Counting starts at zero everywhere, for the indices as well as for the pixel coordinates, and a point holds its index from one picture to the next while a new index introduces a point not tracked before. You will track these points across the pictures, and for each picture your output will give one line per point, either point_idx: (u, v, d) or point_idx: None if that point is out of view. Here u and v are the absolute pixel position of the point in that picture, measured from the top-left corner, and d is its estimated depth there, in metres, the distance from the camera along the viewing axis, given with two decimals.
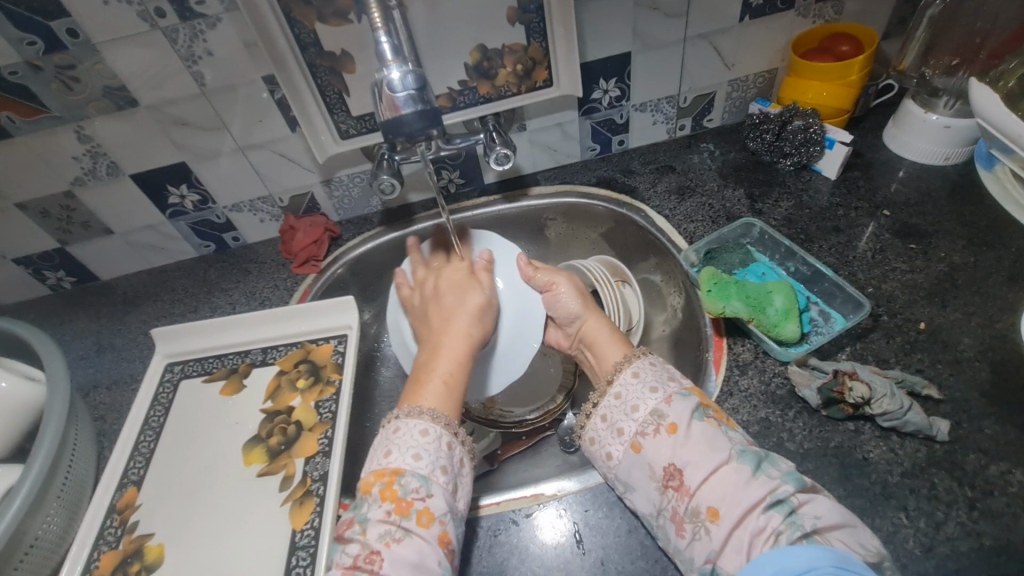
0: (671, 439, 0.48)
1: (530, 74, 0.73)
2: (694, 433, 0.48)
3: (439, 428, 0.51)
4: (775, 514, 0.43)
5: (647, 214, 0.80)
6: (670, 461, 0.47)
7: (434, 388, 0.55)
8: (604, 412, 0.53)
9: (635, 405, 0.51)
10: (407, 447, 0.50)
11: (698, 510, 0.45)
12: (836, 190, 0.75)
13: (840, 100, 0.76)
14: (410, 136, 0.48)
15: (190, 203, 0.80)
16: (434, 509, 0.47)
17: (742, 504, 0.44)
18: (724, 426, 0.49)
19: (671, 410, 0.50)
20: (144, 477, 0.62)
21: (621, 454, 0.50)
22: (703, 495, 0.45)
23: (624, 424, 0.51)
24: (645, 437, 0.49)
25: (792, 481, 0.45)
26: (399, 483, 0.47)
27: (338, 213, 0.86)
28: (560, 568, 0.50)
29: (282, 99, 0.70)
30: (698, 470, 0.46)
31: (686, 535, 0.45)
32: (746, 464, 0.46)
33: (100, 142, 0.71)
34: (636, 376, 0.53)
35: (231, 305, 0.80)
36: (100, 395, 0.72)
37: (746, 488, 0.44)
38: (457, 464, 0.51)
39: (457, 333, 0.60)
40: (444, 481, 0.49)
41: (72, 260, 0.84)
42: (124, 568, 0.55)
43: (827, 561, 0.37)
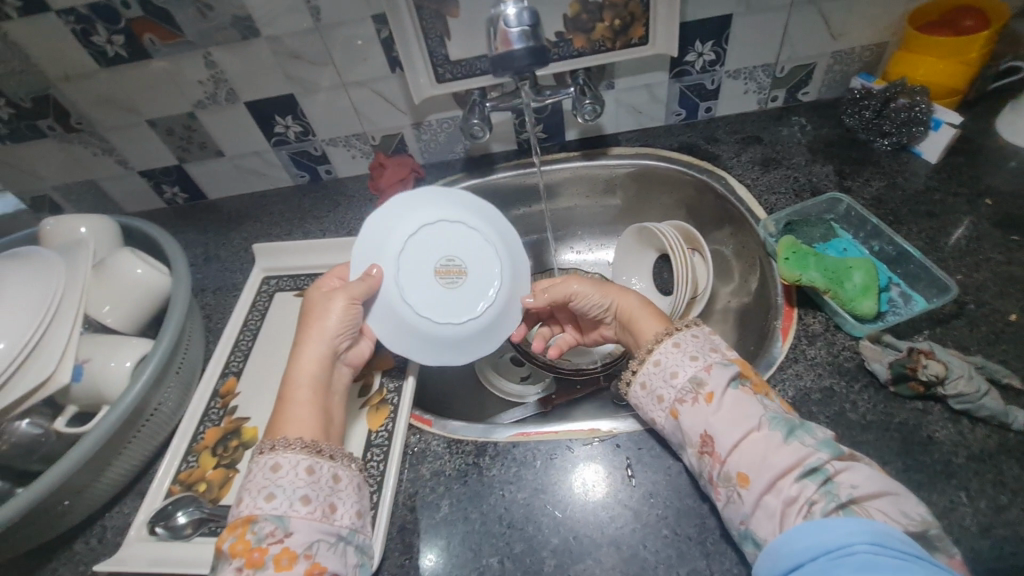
0: (708, 407, 0.49)
1: (627, 30, 0.73)
2: (733, 402, 0.48)
3: (298, 454, 0.49)
4: (808, 484, 0.43)
5: (728, 182, 0.79)
6: (702, 430, 0.49)
7: (299, 416, 0.53)
8: (644, 380, 0.54)
9: (674, 372, 0.52)
10: (259, 489, 0.47)
11: (729, 475, 0.46)
12: (935, 175, 0.72)
13: (956, 79, 0.72)
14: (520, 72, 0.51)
15: (293, 133, 0.87)
16: (295, 547, 0.45)
17: (773, 472, 0.44)
18: (760, 392, 0.49)
19: (710, 377, 0.50)
20: (242, 370, 0.70)
21: (663, 420, 0.52)
22: (734, 462, 0.46)
23: (663, 391, 0.52)
24: (683, 405, 0.51)
25: (827, 450, 0.45)
26: (252, 530, 0.45)
27: (424, 155, 0.91)
28: (611, 494, 0.53)
29: (387, 39, 0.74)
30: (731, 437, 0.47)
31: (721, 497, 0.47)
32: (780, 432, 0.46)
33: (224, 69, 0.78)
34: (676, 345, 0.53)
35: (322, 231, 0.87)
36: (207, 298, 0.81)
37: (777, 455, 0.45)
38: (326, 485, 0.49)
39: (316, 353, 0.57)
40: (308, 511, 0.47)
41: (187, 177, 0.93)
42: (225, 441, 0.63)
43: (862, 539, 0.38)
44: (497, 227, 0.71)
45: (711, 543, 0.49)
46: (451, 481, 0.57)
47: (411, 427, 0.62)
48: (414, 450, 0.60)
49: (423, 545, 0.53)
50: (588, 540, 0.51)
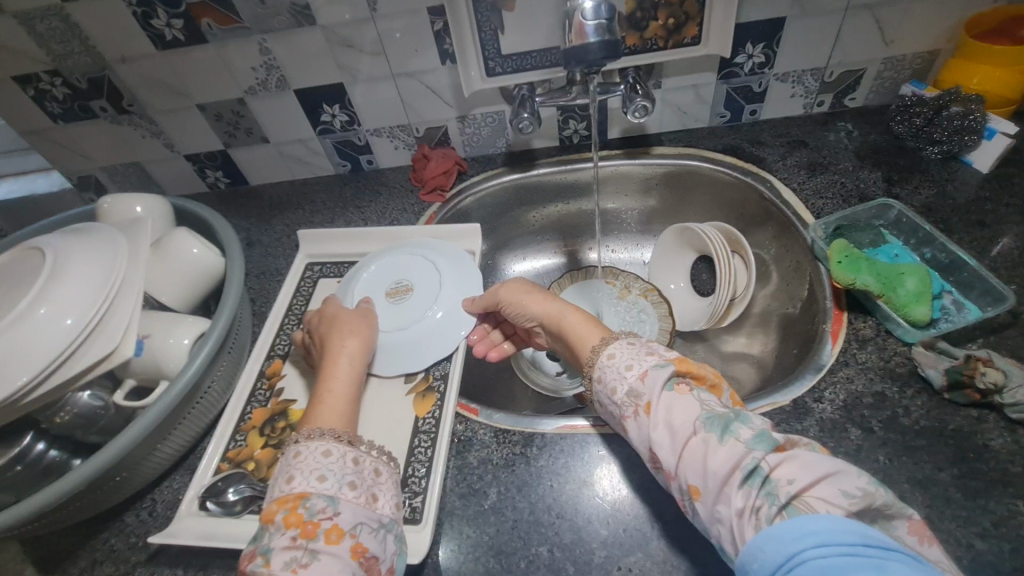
0: (648, 419, 0.45)
1: (679, 29, 0.74)
2: (671, 407, 0.45)
3: (342, 445, 0.48)
4: (749, 489, 0.39)
5: (774, 184, 0.79)
6: (649, 443, 0.45)
7: (332, 410, 0.52)
8: (598, 401, 0.51)
9: (614, 387, 0.49)
10: (310, 469, 0.46)
11: (683, 488, 0.42)
12: (986, 184, 0.72)
13: (1011, 88, 0.72)
14: (591, 65, 0.51)
15: (339, 123, 0.88)
16: (343, 524, 0.43)
17: (717, 478, 0.40)
18: (697, 389, 0.46)
19: (645, 386, 0.47)
20: (289, 353, 0.71)
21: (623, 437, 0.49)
22: (682, 475, 0.42)
23: (611, 410, 0.49)
24: (629, 420, 0.47)
25: (763, 444, 0.40)
26: (304, 505, 0.43)
27: (466, 149, 0.91)
28: (660, 490, 0.53)
29: (440, 31, 0.75)
30: (670, 449, 0.43)
31: (689, 514, 0.43)
32: (712, 433, 0.42)
33: (277, 56, 0.79)
34: (611, 357, 0.51)
35: (364, 220, 0.88)
36: (251, 281, 0.82)
37: (713, 458, 0.41)
38: (370, 476, 0.48)
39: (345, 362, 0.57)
40: (353, 495, 0.45)
41: (231, 163, 0.94)
42: (273, 422, 0.64)
43: (808, 544, 0.34)
44: (451, 258, 0.74)
45: None
46: (498, 469, 0.57)
47: (458, 415, 0.62)
48: (461, 437, 0.60)
49: (471, 531, 0.53)
50: (637, 534, 0.51)
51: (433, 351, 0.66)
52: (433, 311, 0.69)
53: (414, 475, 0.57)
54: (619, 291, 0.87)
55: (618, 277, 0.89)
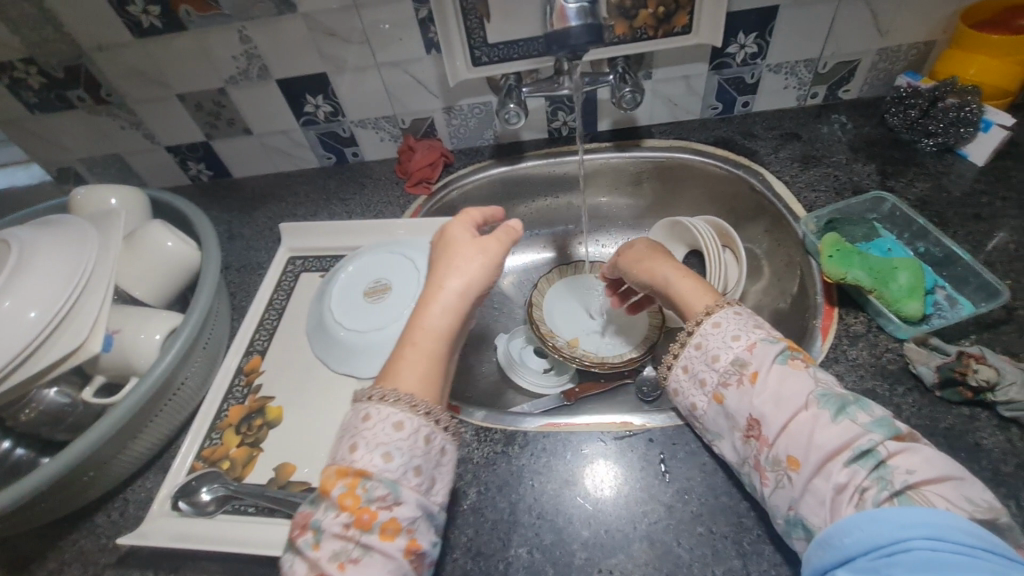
0: (751, 387, 0.48)
1: (670, 18, 0.72)
2: (785, 382, 0.47)
3: (418, 418, 0.45)
4: (859, 468, 0.41)
5: (766, 178, 0.77)
6: (750, 411, 0.48)
7: (412, 367, 0.49)
8: (685, 363, 0.54)
9: (716, 354, 0.52)
10: (377, 443, 0.44)
11: (779, 458, 0.45)
12: (982, 177, 0.70)
13: (1008, 79, 0.70)
14: (573, 50, 0.49)
15: (323, 113, 0.86)
16: (400, 519, 0.42)
17: (829, 455, 0.43)
18: (813, 370, 0.48)
19: (752, 357, 0.49)
20: (267, 349, 0.69)
21: (705, 405, 0.52)
22: (784, 444, 0.45)
23: (705, 375, 0.52)
24: (728, 387, 0.50)
25: (882, 430, 0.43)
26: (361, 487, 0.41)
27: (453, 141, 0.89)
28: (644, 489, 0.52)
29: (425, 19, 0.73)
30: (777, 419, 0.46)
31: (768, 483, 0.46)
32: (827, 410, 0.45)
33: (258, 44, 0.77)
34: (716, 325, 0.53)
35: (348, 213, 0.86)
36: (232, 275, 0.80)
37: (824, 433, 0.44)
38: (435, 457, 0.45)
39: (443, 305, 0.53)
40: (416, 483, 0.43)
41: (213, 154, 0.92)
42: (249, 419, 0.62)
43: (918, 534, 0.36)
44: None
45: (747, 542, 0.48)
46: (478, 468, 0.56)
47: None
48: None
49: (449, 532, 0.52)
50: (619, 535, 0.50)
51: None
52: (414, 307, 0.67)
53: None
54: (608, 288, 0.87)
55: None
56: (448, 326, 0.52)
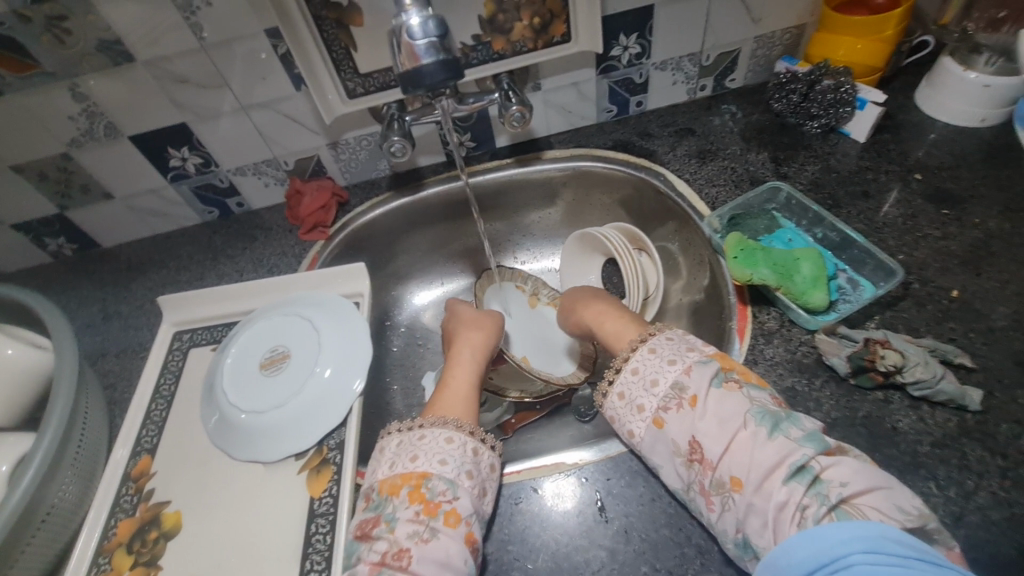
0: (693, 411, 0.47)
1: (547, 28, 0.69)
2: (722, 403, 0.46)
3: (464, 435, 0.52)
4: (796, 485, 0.41)
5: (668, 178, 0.76)
6: (691, 436, 0.47)
7: (454, 404, 0.57)
8: (622, 391, 0.52)
9: (654, 379, 0.51)
10: (433, 452, 0.50)
11: (723, 481, 0.44)
12: (865, 153, 0.72)
13: (875, 56, 0.72)
14: (431, 88, 0.47)
15: (192, 166, 0.77)
16: (461, 510, 0.47)
17: (771, 474, 0.42)
18: (746, 387, 0.47)
19: (691, 381, 0.49)
20: (157, 446, 0.61)
21: (644, 431, 0.50)
22: (727, 466, 0.44)
23: (643, 401, 0.50)
24: (668, 412, 0.49)
25: (815, 444, 0.43)
26: (427, 486, 0.48)
27: (346, 176, 0.83)
28: (582, 535, 0.49)
29: (286, 54, 0.67)
30: (717, 441, 0.45)
31: (714, 508, 0.45)
32: (762, 427, 0.44)
33: (97, 101, 0.67)
34: (654, 351, 0.53)
35: (238, 271, 0.78)
36: (109, 363, 0.71)
37: (765, 452, 0.43)
38: (484, 469, 0.52)
39: (470, 349, 0.66)
40: (469, 485, 0.49)
41: (72, 226, 0.81)
42: (142, 535, 0.55)
43: (858, 549, 0.35)
44: (332, 311, 0.67)
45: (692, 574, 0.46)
46: None
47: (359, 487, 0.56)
48: None
49: None
50: None
51: (322, 417, 0.59)
52: (320, 371, 0.61)
53: (312, 570, 0.51)
54: (528, 298, 0.85)
55: (528, 280, 0.85)
56: (474, 365, 0.64)
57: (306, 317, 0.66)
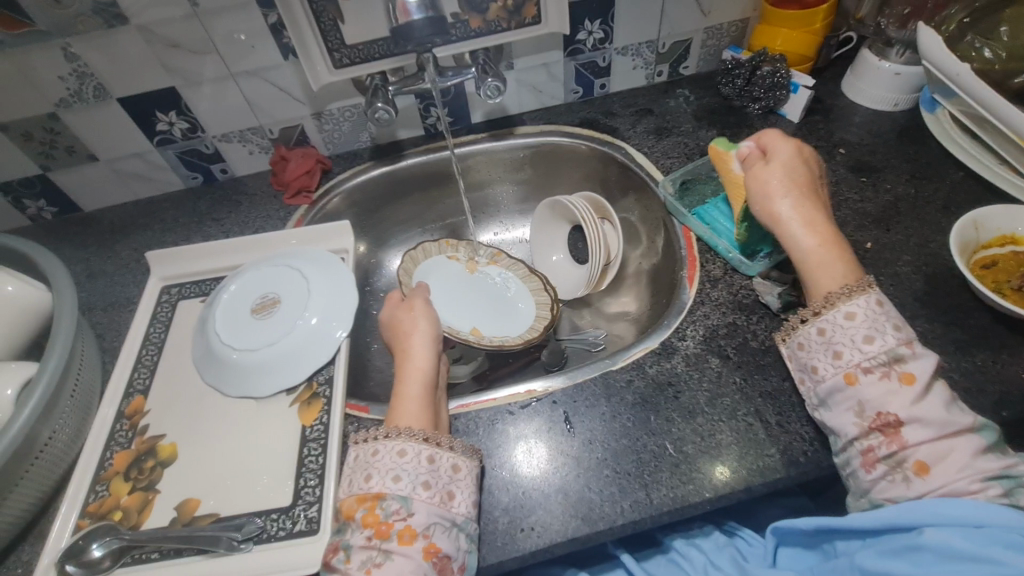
0: (905, 388, 0.47)
1: (520, 9, 0.76)
2: (937, 399, 0.46)
3: (418, 444, 0.50)
4: (995, 486, 0.43)
5: (628, 151, 0.84)
6: (893, 411, 0.46)
7: (408, 410, 0.54)
8: (825, 327, 0.51)
9: (868, 336, 0.49)
10: (387, 469, 0.49)
11: (903, 459, 0.46)
12: (798, 132, 0.82)
13: (805, 46, 0.82)
14: (420, 42, 0.55)
15: (179, 131, 0.80)
16: (416, 526, 0.47)
17: (965, 474, 0.44)
18: (956, 398, 0.48)
19: (913, 359, 0.48)
20: (149, 387, 0.64)
21: (831, 378, 0.50)
22: (917, 449, 0.45)
23: (846, 351, 0.50)
24: (867, 373, 0.48)
25: (1020, 461, 0.45)
26: (380, 506, 0.47)
27: (329, 147, 0.88)
28: (553, 448, 0.56)
29: (276, 24, 0.71)
30: (925, 427, 0.45)
31: (873, 472, 0.47)
32: (984, 438, 0.45)
33: (88, 62, 0.70)
34: (879, 306, 0.50)
35: (224, 233, 0.82)
36: (97, 316, 0.73)
37: (971, 455, 0.44)
38: (445, 473, 0.50)
39: (417, 349, 0.60)
40: (427, 496, 0.48)
41: (54, 188, 0.83)
42: (139, 463, 0.58)
43: (1018, 525, 0.40)
44: (320, 264, 0.71)
45: (647, 474, 0.53)
46: None
47: (347, 416, 0.60)
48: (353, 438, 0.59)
49: None
50: (537, 493, 0.53)
51: (309, 357, 0.63)
52: (307, 317, 0.66)
53: (306, 485, 0.55)
54: (465, 265, 0.87)
55: (460, 249, 0.88)
56: (426, 363, 0.59)
57: (294, 269, 0.70)
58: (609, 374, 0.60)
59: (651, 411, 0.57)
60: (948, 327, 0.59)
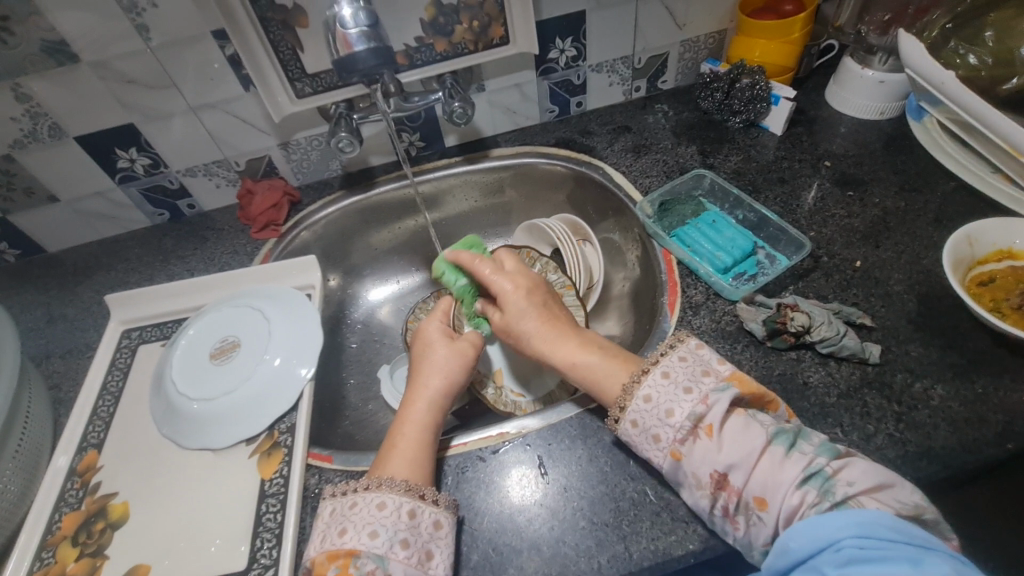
0: (711, 442, 0.44)
1: (486, 30, 0.74)
2: (738, 432, 0.44)
3: (401, 496, 0.46)
4: (810, 488, 0.40)
5: (606, 171, 0.82)
6: (711, 468, 0.44)
7: (403, 455, 0.50)
8: (634, 418, 0.48)
9: (669, 409, 0.46)
10: (364, 523, 0.45)
11: (746, 503, 0.42)
12: (782, 145, 0.79)
13: (784, 57, 0.79)
14: (365, 73, 0.53)
15: (141, 167, 0.78)
16: None
17: (786, 490, 0.41)
18: (752, 411, 0.46)
19: (709, 410, 0.45)
20: (104, 441, 0.61)
21: (663, 461, 0.46)
22: (749, 487, 0.42)
23: (659, 430, 0.46)
24: (684, 444, 0.45)
25: (826, 453, 0.42)
26: (354, 564, 0.43)
27: (298, 177, 0.86)
28: (526, 498, 0.52)
29: (234, 56, 0.69)
30: (742, 470, 0.43)
31: (739, 526, 0.43)
32: (780, 446, 0.43)
33: (41, 102, 0.68)
34: (665, 376, 0.48)
35: (189, 270, 0.79)
36: (54, 364, 0.70)
37: (782, 471, 0.41)
38: (426, 531, 0.46)
39: (431, 390, 0.56)
40: (405, 556, 0.44)
41: (15, 231, 0.80)
42: (88, 526, 0.54)
43: (848, 533, 0.36)
44: (284, 301, 0.68)
45: (626, 524, 0.49)
46: None
47: (310, 467, 0.57)
48: (315, 491, 0.55)
49: None
50: (509, 549, 0.49)
51: (271, 404, 0.60)
52: (269, 360, 0.63)
53: (263, 547, 0.51)
54: None
55: None
56: (436, 404, 0.55)
57: (256, 309, 0.67)
58: (586, 413, 0.57)
59: (630, 453, 0.53)
60: (945, 351, 0.55)
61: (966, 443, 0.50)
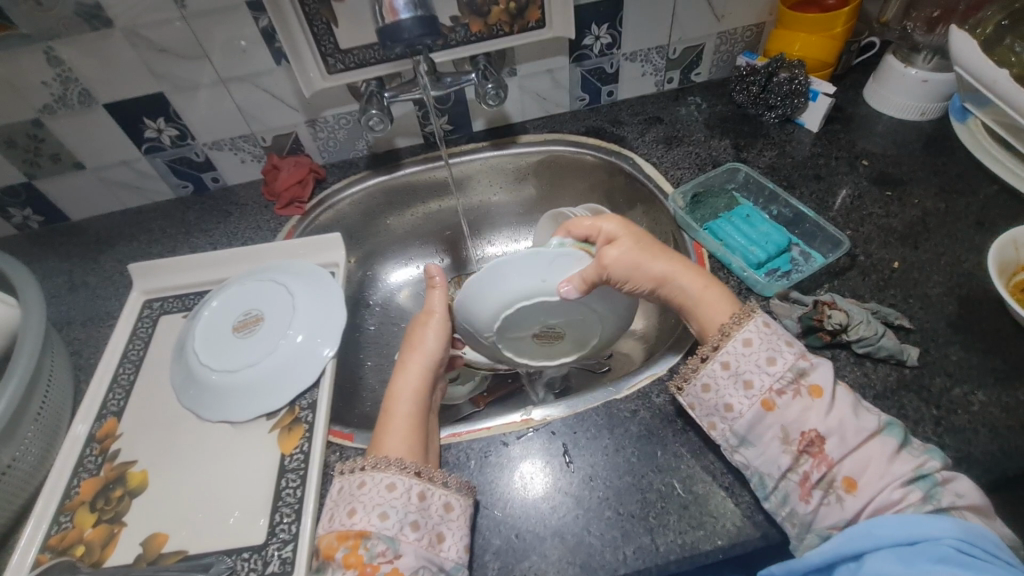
0: (816, 402, 0.45)
1: (522, 13, 0.72)
2: (846, 406, 0.45)
3: (409, 478, 0.46)
4: (916, 488, 0.41)
5: (636, 161, 0.80)
6: (812, 427, 0.44)
7: (396, 435, 0.50)
8: (728, 359, 0.49)
9: (770, 358, 0.48)
10: (373, 504, 0.44)
11: (833, 479, 0.43)
12: (819, 142, 0.77)
13: (825, 52, 0.78)
14: (409, 42, 0.54)
15: (168, 138, 0.77)
16: (402, 569, 0.42)
17: (890, 483, 0.41)
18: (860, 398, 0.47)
19: (814, 371, 0.47)
20: (124, 409, 0.60)
21: (747, 409, 0.47)
22: (844, 463, 0.43)
23: (753, 377, 0.48)
24: (781, 396, 0.46)
25: (934, 456, 0.43)
26: (364, 546, 0.42)
27: (323, 155, 0.85)
28: (549, 487, 0.51)
29: (268, 28, 0.68)
30: (842, 442, 0.43)
31: (810, 500, 0.43)
32: (892, 438, 0.44)
33: (72, 68, 0.67)
34: (751, 340, 0.49)
35: (212, 244, 0.79)
36: (75, 331, 0.70)
37: (893, 464, 0.42)
38: (436, 512, 0.45)
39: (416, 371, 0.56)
40: (415, 537, 0.43)
41: (40, 197, 0.80)
42: (106, 492, 0.54)
43: (952, 534, 0.36)
44: (308, 279, 0.68)
45: (653, 516, 0.48)
46: None
47: (330, 445, 0.56)
48: (334, 469, 0.54)
49: None
50: (531, 535, 0.48)
51: (294, 379, 0.59)
52: (291, 335, 0.62)
53: (281, 522, 0.51)
54: None
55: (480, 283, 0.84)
56: (423, 385, 0.55)
57: (281, 287, 0.67)
58: (612, 404, 0.56)
59: (658, 445, 0.52)
60: (987, 356, 0.54)
61: (1007, 450, 0.48)
